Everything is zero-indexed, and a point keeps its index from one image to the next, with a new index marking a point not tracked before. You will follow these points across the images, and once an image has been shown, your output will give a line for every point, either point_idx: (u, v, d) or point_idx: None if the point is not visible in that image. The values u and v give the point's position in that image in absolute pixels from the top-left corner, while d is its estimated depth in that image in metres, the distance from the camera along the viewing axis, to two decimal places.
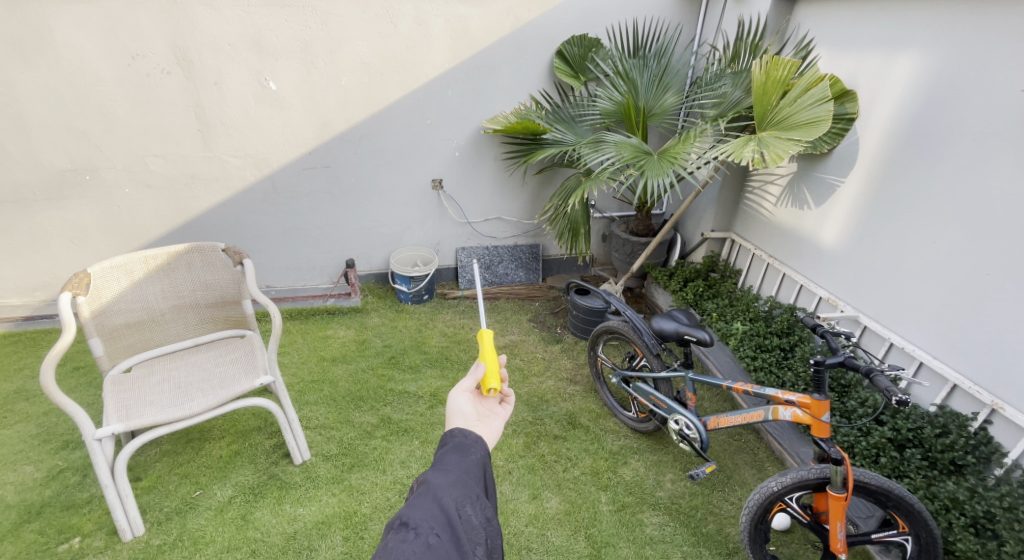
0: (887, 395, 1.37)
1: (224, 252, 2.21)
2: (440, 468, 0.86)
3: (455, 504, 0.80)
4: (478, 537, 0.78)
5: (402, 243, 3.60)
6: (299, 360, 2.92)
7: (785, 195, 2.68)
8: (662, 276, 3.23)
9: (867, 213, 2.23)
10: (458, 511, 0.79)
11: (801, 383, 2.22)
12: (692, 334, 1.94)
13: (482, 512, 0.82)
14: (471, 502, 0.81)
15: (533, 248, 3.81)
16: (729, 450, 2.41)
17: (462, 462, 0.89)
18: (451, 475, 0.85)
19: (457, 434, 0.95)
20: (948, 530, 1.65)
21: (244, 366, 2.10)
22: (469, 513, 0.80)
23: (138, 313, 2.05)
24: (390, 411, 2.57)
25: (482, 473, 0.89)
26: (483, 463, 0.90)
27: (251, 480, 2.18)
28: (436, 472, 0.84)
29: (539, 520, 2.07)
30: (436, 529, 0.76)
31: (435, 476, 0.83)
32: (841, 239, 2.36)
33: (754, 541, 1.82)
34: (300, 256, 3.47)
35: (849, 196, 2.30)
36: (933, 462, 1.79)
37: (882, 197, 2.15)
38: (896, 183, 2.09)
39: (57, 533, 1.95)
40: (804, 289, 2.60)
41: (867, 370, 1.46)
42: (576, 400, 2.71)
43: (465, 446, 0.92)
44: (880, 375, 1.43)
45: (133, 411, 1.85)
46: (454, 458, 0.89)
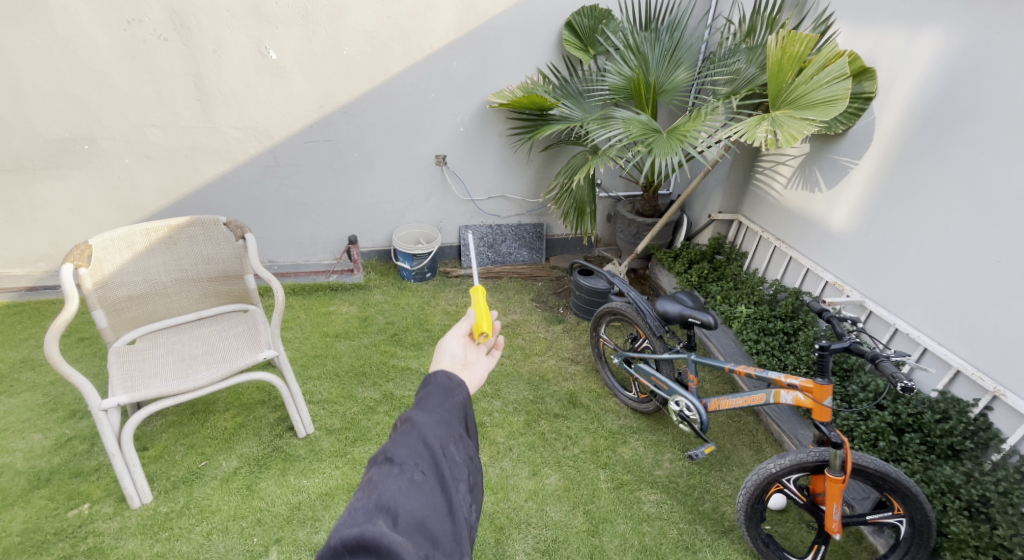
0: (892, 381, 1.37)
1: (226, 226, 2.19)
2: (423, 406, 0.84)
3: (439, 442, 0.79)
4: (460, 473, 0.79)
5: (405, 220, 3.58)
6: (303, 335, 2.93)
7: (796, 176, 2.65)
8: (667, 258, 3.21)
9: (878, 197, 2.20)
10: (443, 449, 0.79)
11: (803, 367, 2.22)
12: (696, 317, 1.94)
13: (464, 451, 0.82)
14: (455, 442, 0.81)
15: (536, 227, 3.79)
16: (727, 431, 2.44)
17: (446, 401, 0.87)
18: (435, 414, 0.84)
19: (440, 375, 0.92)
20: (942, 513, 1.66)
21: (247, 340, 2.11)
22: (453, 451, 0.80)
23: (141, 285, 2.05)
24: (392, 387, 2.59)
25: (464, 413, 0.88)
26: (465, 404, 0.89)
27: (255, 452, 2.21)
28: (420, 411, 0.83)
29: (538, 495, 2.10)
30: (421, 465, 0.76)
31: (420, 415, 0.82)
32: (851, 222, 2.34)
33: (750, 519, 1.85)
34: (302, 231, 3.45)
35: (861, 179, 2.27)
36: (931, 446, 1.81)
37: (895, 181, 2.12)
38: (911, 166, 2.05)
39: (66, 500, 1.99)
40: (811, 273, 2.59)
41: (873, 356, 1.45)
42: (576, 380, 2.73)
43: (448, 387, 0.90)
44: (887, 361, 1.43)
45: (138, 383, 1.87)
46: (437, 397, 0.87)
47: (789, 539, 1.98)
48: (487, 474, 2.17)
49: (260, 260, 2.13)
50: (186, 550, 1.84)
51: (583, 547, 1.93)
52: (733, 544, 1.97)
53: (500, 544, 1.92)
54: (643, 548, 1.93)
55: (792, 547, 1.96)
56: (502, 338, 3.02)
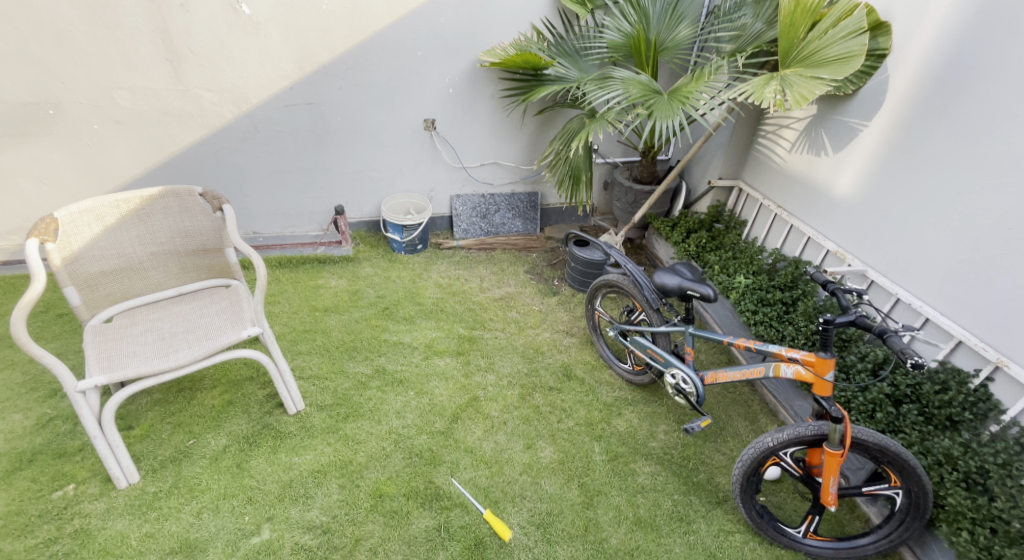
0: (901, 356, 1.34)
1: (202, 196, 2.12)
2: None
3: None
4: None
5: (393, 188, 3.46)
6: (291, 310, 2.85)
7: (801, 140, 2.56)
8: (665, 227, 3.13)
9: (886, 162, 2.13)
10: None
11: (802, 338, 2.19)
12: (695, 289, 1.88)
13: None
14: None
15: (530, 196, 3.69)
16: (722, 402, 2.43)
17: None
18: None
19: None
20: (940, 485, 1.67)
21: (229, 317, 2.03)
22: None
23: (115, 260, 1.95)
24: (383, 361, 2.54)
25: None
26: None
27: (244, 429, 2.16)
28: None
29: (533, 469, 2.08)
30: None
31: None
32: (856, 188, 2.27)
33: (745, 491, 1.84)
34: (286, 201, 3.33)
35: (869, 143, 2.19)
36: (929, 417, 1.80)
37: (905, 145, 2.04)
38: (923, 129, 1.98)
39: (50, 481, 1.94)
40: (811, 242, 2.53)
41: (881, 331, 1.42)
42: (571, 352, 2.69)
43: None
44: (896, 337, 1.40)
45: (116, 362, 1.79)
46: None
47: (782, 509, 1.98)
48: (481, 448, 2.15)
49: (238, 232, 2.04)
50: (175, 529, 1.81)
51: (578, 519, 1.92)
52: (727, 515, 1.97)
53: (495, 518, 1.90)
54: (638, 520, 1.93)
55: (786, 516, 1.96)
56: (495, 311, 2.96)
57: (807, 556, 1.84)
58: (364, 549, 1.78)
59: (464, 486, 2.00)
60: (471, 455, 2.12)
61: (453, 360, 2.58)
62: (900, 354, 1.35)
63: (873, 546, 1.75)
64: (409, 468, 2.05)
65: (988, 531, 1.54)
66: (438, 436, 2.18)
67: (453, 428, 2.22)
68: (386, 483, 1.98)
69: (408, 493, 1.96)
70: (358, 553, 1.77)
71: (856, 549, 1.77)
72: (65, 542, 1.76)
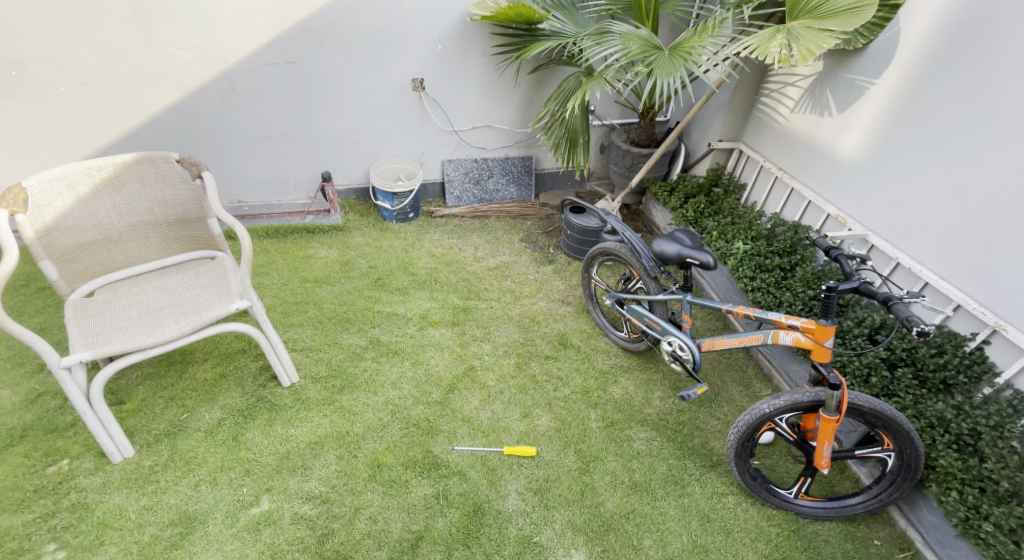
0: (907, 324, 1.33)
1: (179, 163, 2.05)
2: None
3: None
4: None
5: (382, 154, 3.36)
6: (281, 281, 2.79)
7: (805, 99, 2.49)
8: (662, 192, 3.08)
9: (893, 123, 2.08)
10: None
11: (799, 304, 2.18)
12: (695, 257, 1.86)
13: None
14: None
15: (525, 160, 3.61)
16: (717, 368, 2.44)
17: None
18: None
19: None
20: (932, 447, 1.70)
21: (216, 290, 1.98)
22: None
23: (92, 232, 1.88)
24: (378, 332, 2.51)
25: None
26: None
27: (239, 402, 2.15)
28: None
29: (530, 437, 2.10)
30: None
31: None
32: (860, 150, 2.23)
33: (740, 456, 1.86)
34: (271, 169, 3.22)
35: (876, 102, 2.14)
36: (923, 381, 1.83)
37: (914, 105, 1.99)
38: (933, 88, 1.92)
39: (43, 456, 1.92)
40: (812, 206, 2.50)
41: (885, 299, 1.40)
42: (567, 321, 2.68)
43: None
44: (901, 304, 1.38)
45: (100, 338, 1.75)
46: None
47: (775, 472, 2.02)
48: (478, 417, 2.15)
49: (218, 200, 1.99)
50: (174, 502, 1.81)
51: (574, 484, 1.94)
52: (720, 478, 2.00)
53: (493, 485, 1.92)
54: (634, 485, 1.96)
55: (778, 478, 2.00)
56: (490, 281, 2.92)
57: (797, 516, 1.89)
58: (364, 518, 1.79)
59: (462, 454, 2.01)
60: (469, 424, 2.12)
61: (448, 331, 2.56)
62: (904, 322, 1.34)
63: (863, 506, 1.80)
64: (406, 438, 2.05)
65: (977, 491, 1.59)
66: (435, 406, 2.18)
67: (450, 398, 2.22)
68: (384, 453, 1.99)
69: (406, 462, 1.96)
70: (358, 522, 1.78)
71: (846, 508, 1.82)
72: (63, 516, 1.75)
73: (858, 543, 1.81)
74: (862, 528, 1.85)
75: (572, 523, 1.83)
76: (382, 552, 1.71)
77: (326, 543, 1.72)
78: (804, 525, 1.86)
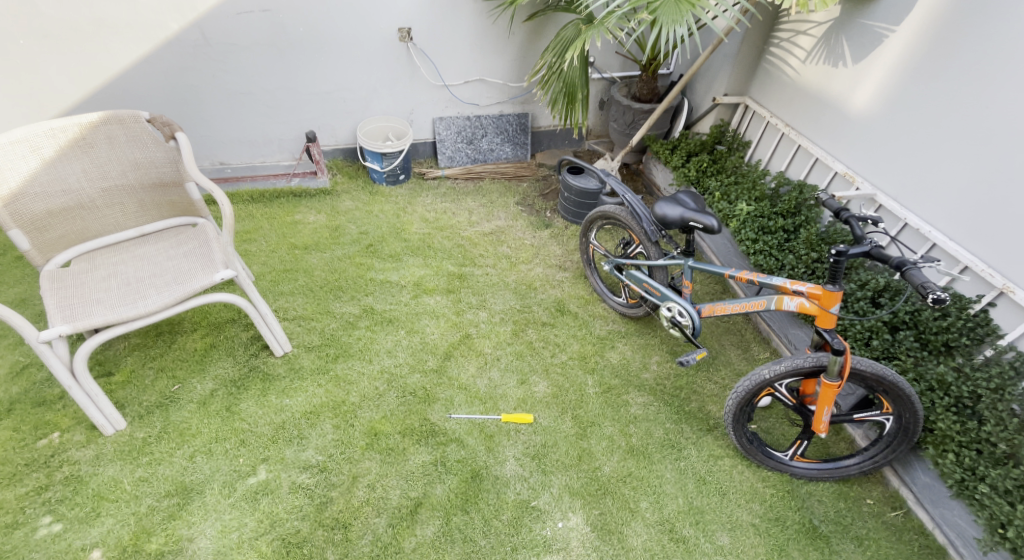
0: (921, 292, 1.30)
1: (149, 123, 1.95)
2: None
3: None
4: None
5: (369, 112, 3.21)
6: (268, 248, 2.71)
7: (818, 49, 2.38)
8: (664, 150, 3.00)
9: (910, 75, 1.99)
10: None
11: (801, 268, 2.15)
12: (698, 221, 1.81)
13: None
14: None
15: (520, 118, 3.48)
16: (716, 332, 2.43)
17: None
18: None
19: None
20: (931, 410, 1.73)
21: (200, 259, 1.92)
22: None
23: (62, 199, 1.80)
24: (371, 301, 2.46)
25: None
26: None
27: (231, 372, 2.11)
28: None
29: (527, 403, 2.09)
30: None
31: None
32: (874, 104, 2.15)
33: (737, 420, 1.86)
34: (253, 128, 3.07)
35: (894, 53, 2.04)
36: (925, 343, 1.84)
37: (934, 55, 1.90)
38: (955, 37, 1.83)
39: (32, 430, 1.88)
40: (817, 165, 2.44)
41: (899, 265, 1.37)
42: (564, 287, 2.63)
43: None
44: (915, 271, 1.36)
45: (79, 311, 1.69)
46: None
47: (771, 434, 2.03)
48: (474, 385, 2.13)
49: (194, 163, 1.93)
50: (169, 473, 1.79)
51: (572, 449, 1.94)
52: (717, 441, 2.01)
53: (491, 451, 1.92)
54: (631, 449, 1.96)
55: (774, 440, 2.02)
56: (485, 247, 2.85)
57: (792, 477, 1.91)
58: (362, 486, 1.79)
59: (459, 422, 2.00)
60: (466, 392, 2.11)
61: (443, 299, 2.51)
62: (919, 289, 1.31)
63: (857, 467, 1.82)
64: (403, 406, 2.03)
65: (973, 453, 1.62)
66: (431, 374, 2.16)
67: (446, 366, 2.20)
68: (381, 422, 1.97)
69: (403, 430, 1.95)
70: (356, 490, 1.78)
71: (840, 469, 1.84)
72: (57, 489, 1.73)
73: (851, 502, 1.84)
74: (855, 488, 1.88)
75: (570, 487, 1.84)
76: (381, 519, 1.71)
77: (324, 511, 1.72)
78: (798, 486, 1.89)
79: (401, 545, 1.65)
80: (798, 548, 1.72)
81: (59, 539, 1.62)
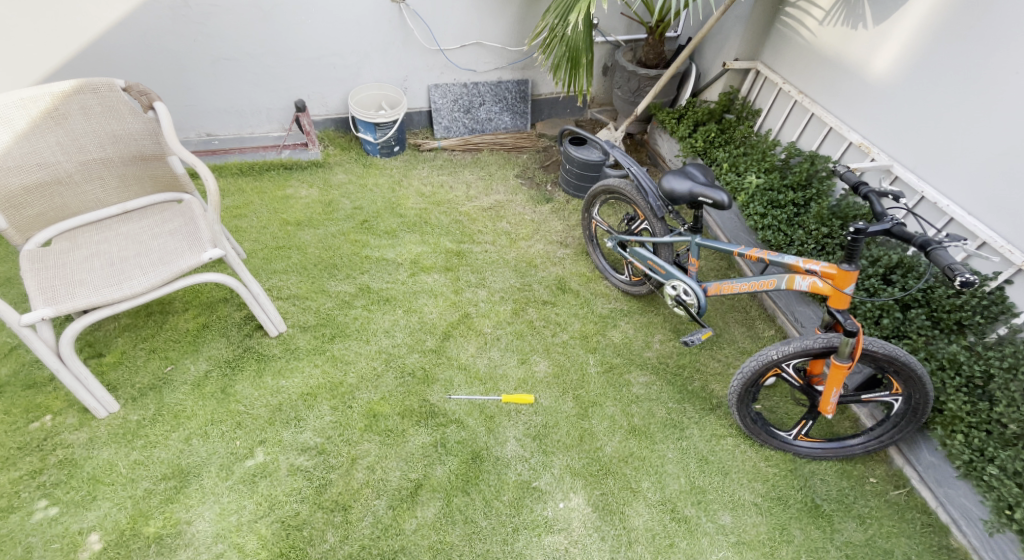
0: (947, 273, 1.25)
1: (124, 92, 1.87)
2: None
3: None
4: None
5: (361, 79, 3.06)
6: (260, 224, 2.62)
7: (837, 9, 2.24)
8: (670, 120, 2.90)
9: (936, 37, 1.88)
10: None
11: (811, 243, 2.08)
12: (708, 196, 1.73)
13: None
14: None
15: (519, 85, 3.34)
16: (721, 310, 2.38)
17: None
18: None
19: None
20: (940, 390, 1.70)
21: (186, 238, 1.85)
22: None
23: (38, 174, 1.71)
24: (367, 279, 2.39)
25: None
26: None
27: (225, 353, 2.06)
28: None
29: (528, 383, 2.05)
30: None
31: None
32: (895, 69, 2.03)
33: (742, 401, 1.83)
34: (240, 97, 2.94)
35: (920, 13, 1.92)
36: (937, 321, 1.79)
37: (964, 15, 1.78)
38: None
39: (23, 413, 1.85)
40: (831, 135, 2.34)
41: (923, 245, 1.32)
42: (565, 264, 2.57)
43: None
44: (941, 250, 1.29)
45: (62, 293, 1.63)
46: None
47: (775, 413, 2.01)
48: (474, 365, 2.09)
49: (173, 134, 1.82)
50: (165, 456, 1.76)
51: (573, 430, 1.91)
52: (720, 421, 1.98)
53: (491, 432, 1.89)
54: (633, 429, 1.93)
55: (777, 420, 1.99)
56: (484, 222, 2.77)
57: (795, 456, 1.88)
58: (361, 468, 1.76)
59: (459, 403, 1.97)
60: (465, 372, 2.07)
61: (441, 277, 2.44)
62: (945, 270, 1.26)
63: (862, 447, 1.80)
64: (402, 387, 1.99)
65: (983, 434, 1.60)
66: (430, 355, 2.11)
67: (445, 346, 2.15)
68: (379, 403, 1.94)
69: (402, 412, 1.92)
70: (356, 472, 1.75)
71: (844, 448, 1.82)
72: (51, 473, 1.70)
73: (853, 481, 1.83)
74: (858, 467, 1.87)
75: (571, 467, 1.81)
76: (382, 501, 1.69)
77: (324, 493, 1.70)
78: (801, 465, 1.86)
79: (402, 527, 1.63)
80: (800, 527, 1.71)
81: (55, 523, 1.60)
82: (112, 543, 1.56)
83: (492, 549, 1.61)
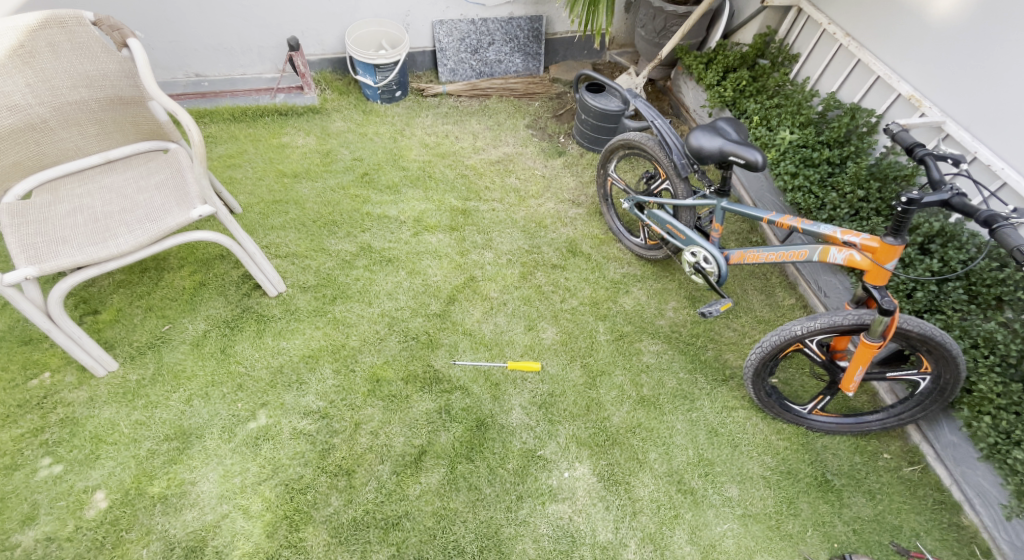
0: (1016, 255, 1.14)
1: (96, 27, 1.71)
2: None
3: None
4: None
5: (359, 14, 2.81)
6: (255, 175, 2.49)
7: None
8: (697, 65, 2.69)
9: None
10: None
11: (843, 208, 1.95)
12: (740, 155, 1.58)
13: None
14: None
15: (532, 22, 3.06)
16: (740, 276, 2.28)
17: None
18: None
19: None
20: (972, 370, 1.60)
21: (173, 193, 1.73)
22: None
23: (8, 119, 1.57)
24: (369, 238, 2.29)
25: None
26: None
27: (223, 313, 2.01)
28: None
29: (535, 351, 1.98)
30: None
31: None
32: (961, 10, 1.80)
33: (759, 374, 1.74)
34: (228, 33, 2.71)
35: None
36: (974, 295, 1.69)
37: None
38: None
39: (22, 370, 1.82)
40: (876, 86, 2.13)
41: (988, 220, 1.18)
42: (576, 225, 2.44)
43: None
44: (1007, 228, 1.17)
45: (44, 251, 1.54)
46: None
47: (790, 386, 1.95)
48: (480, 331, 2.02)
49: (151, 75, 1.66)
50: (167, 417, 1.74)
51: (581, 400, 1.86)
52: (731, 392, 1.92)
53: (496, 400, 1.84)
54: (642, 399, 1.87)
55: (791, 393, 1.93)
56: (492, 177, 2.61)
57: (807, 430, 1.83)
58: (365, 433, 1.73)
59: (464, 368, 1.92)
60: (471, 337, 2.00)
61: (446, 237, 2.33)
62: (1013, 251, 1.14)
63: (879, 423, 1.73)
64: (406, 351, 1.94)
65: (1012, 416, 1.51)
66: (435, 319, 2.04)
67: (450, 310, 2.08)
68: (383, 367, 1.89)
69: (406, 377, 1.87)
70: (359, 437, 1.72)
71: (862, 424, 1.75)
72: (53, 431, 1.69)
73: (867, 456, 1.77)
74: (873, 442, 1.81)
75: (577, 437, 1.77)
76: (385, 466, 1.66)
77: (327, 457, 1.67)
78: (814, 439, 1.81)
79: (406, 493, 1.61)
80: (808, 501, 1.67)
81: (60, 480, 1.59)
82: (117, 502, 1.56)
83: (496, 516, 1.59)
